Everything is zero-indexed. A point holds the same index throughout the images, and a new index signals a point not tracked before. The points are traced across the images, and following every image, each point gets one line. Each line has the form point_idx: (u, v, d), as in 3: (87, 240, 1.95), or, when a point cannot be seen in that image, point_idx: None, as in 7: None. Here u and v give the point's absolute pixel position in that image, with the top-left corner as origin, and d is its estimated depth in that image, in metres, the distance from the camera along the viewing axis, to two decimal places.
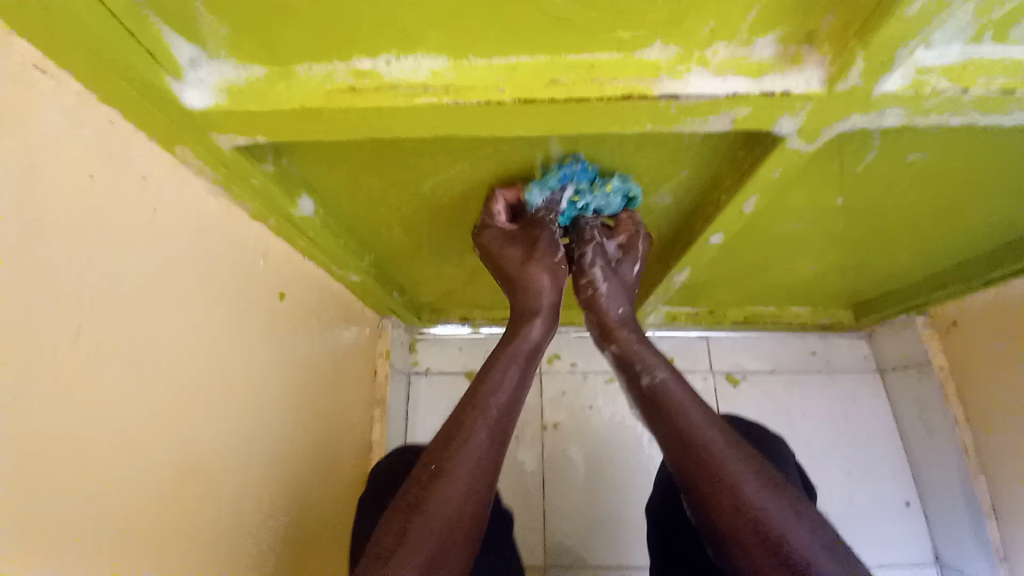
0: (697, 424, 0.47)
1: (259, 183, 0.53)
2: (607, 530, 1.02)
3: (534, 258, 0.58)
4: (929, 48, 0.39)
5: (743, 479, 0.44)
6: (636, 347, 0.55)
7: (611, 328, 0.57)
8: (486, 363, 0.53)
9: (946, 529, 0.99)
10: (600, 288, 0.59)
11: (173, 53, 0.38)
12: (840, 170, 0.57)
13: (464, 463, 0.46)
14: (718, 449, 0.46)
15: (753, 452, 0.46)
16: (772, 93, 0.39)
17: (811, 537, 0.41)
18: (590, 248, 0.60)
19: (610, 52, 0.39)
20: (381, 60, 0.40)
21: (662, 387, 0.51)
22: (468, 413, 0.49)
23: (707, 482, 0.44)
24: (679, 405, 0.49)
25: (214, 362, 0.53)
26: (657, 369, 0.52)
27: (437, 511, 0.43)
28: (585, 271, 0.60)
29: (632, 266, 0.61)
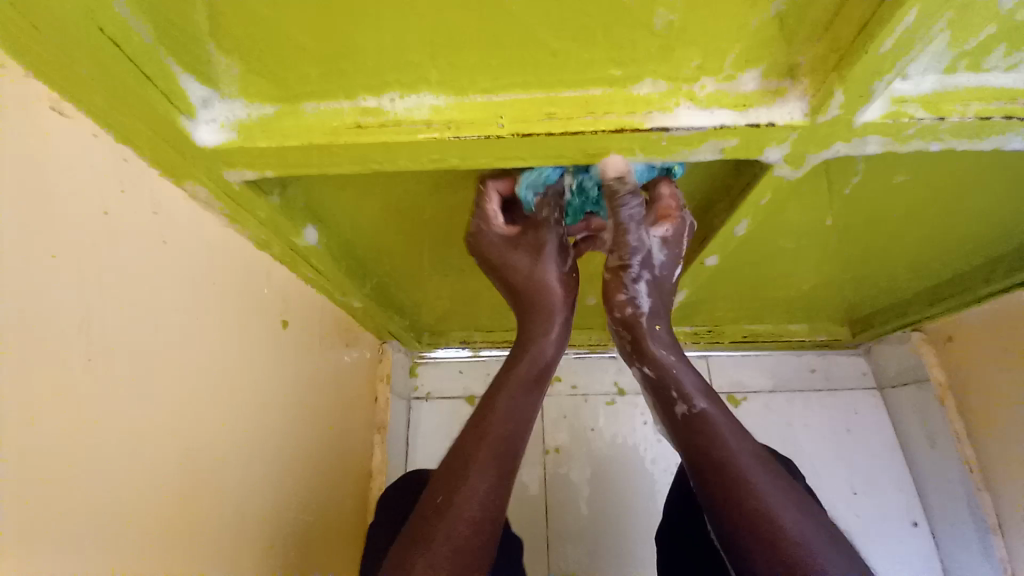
0: (736, 456, 0.47)
1: (265, 213, 0.55)
2: (612, 556, 1.00)
3: (541, 266, 0.58)
4: (906, 80, 0.41)
5: (783, 516, 0.43)
6: (669, 367, 0.53)
7: (646, 348, 0.54)
8: (495, 379, 0.54)
9: (955, 548, 0.98)
10: (642, 305, 0.55)
11: (186, 94, 0.40)
12: (829, 192, 0.59)
13: (482, 485, 0.46)
14: (755, 483, 0.45)
15: (788, 485, 0.46)
16: (757, 124, 0.41)
17: (848, 573, 0.41)
18: (635, 259, 0.54)
19: (603, 87, 0.41)
20: (386, 98, 0.42)
21: (700, 413, 0.50)
22: (486, 433, 0.49)
23: (743, 515, 0.44)
24: (716, 435, 0.48)
25: (220, 390, 0.54)
26: (694, 397, 0.51)
27: (456, 532, 0.43)
28: (627, 285, 0.55)
29: (673, 265, 0.57)
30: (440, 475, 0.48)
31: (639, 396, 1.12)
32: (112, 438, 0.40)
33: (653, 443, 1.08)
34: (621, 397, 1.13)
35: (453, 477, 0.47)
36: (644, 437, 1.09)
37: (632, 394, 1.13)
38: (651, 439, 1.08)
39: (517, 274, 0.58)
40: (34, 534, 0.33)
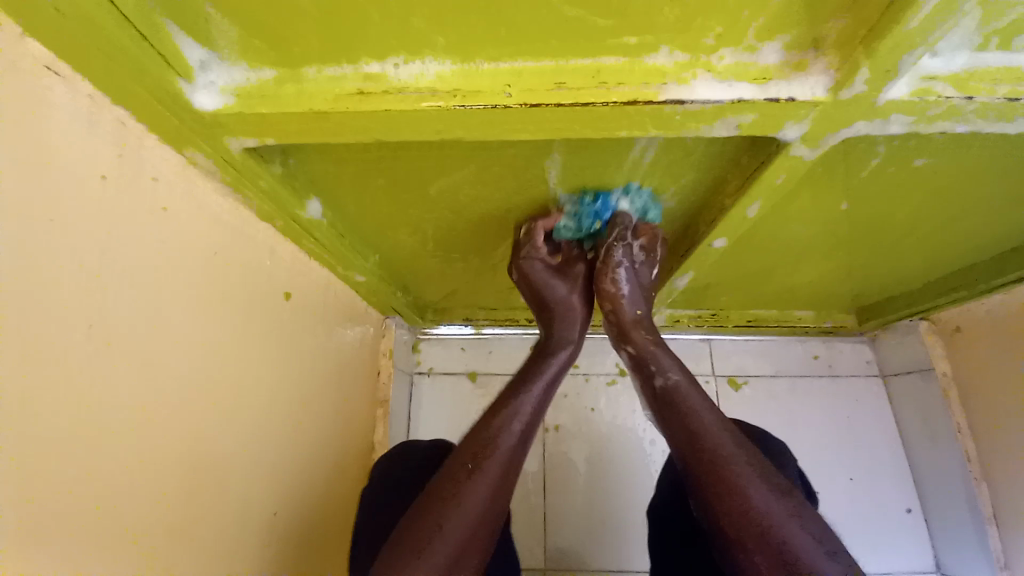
0: (706, 425, 0.50)
1: (266, 183, 0.54)
2: (608, 533, 1.02)
3: (571, 291, 0.66)
4: (936, 56, 0.39)
5: (746, 479, 0.45)
6: (650, 349, 0.58)
7: (628, 331, 0.61)
8: (496, 401, 0.56)
9: (946, 534, 0.99)
10: (624, 291, 0.62)
11: (185, 56, 0.39)
12: (845, 176, 0.57)
13: (478, 489, 0.49)
14: (723, 448, 0.48)
15: (761, 457, 0.48)
16: (776, 99, 0.39)
17: (806, 532, 0.43)
18: (619, 250, 0.62)
19: (616, 57, 0.39)
20: (389, 64, 0.40)
21: (675, 387, 0.54)
22: (501, 416, 0.54)
23: (708, 478, 0.47)
24: (689, 407, 0.52)
25: (222, 362, 0.54)
26: (670, 372, 0.56)
27: (474, 502, 0.48)
28: (611, 271, 0.62)
29: (651, 267, 0.65)
30: (437, 478, 0.51)
31: None
32: (113, 406, 0.40)
33: (652, 424, 1.09)
34: (622, 378, 1.13)
35: (469, 452, 0.51)
36: (644, 418, 1.09)
37: None
38: (650, 420, 1.09)
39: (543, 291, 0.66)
40: (34, 501, 0.34)
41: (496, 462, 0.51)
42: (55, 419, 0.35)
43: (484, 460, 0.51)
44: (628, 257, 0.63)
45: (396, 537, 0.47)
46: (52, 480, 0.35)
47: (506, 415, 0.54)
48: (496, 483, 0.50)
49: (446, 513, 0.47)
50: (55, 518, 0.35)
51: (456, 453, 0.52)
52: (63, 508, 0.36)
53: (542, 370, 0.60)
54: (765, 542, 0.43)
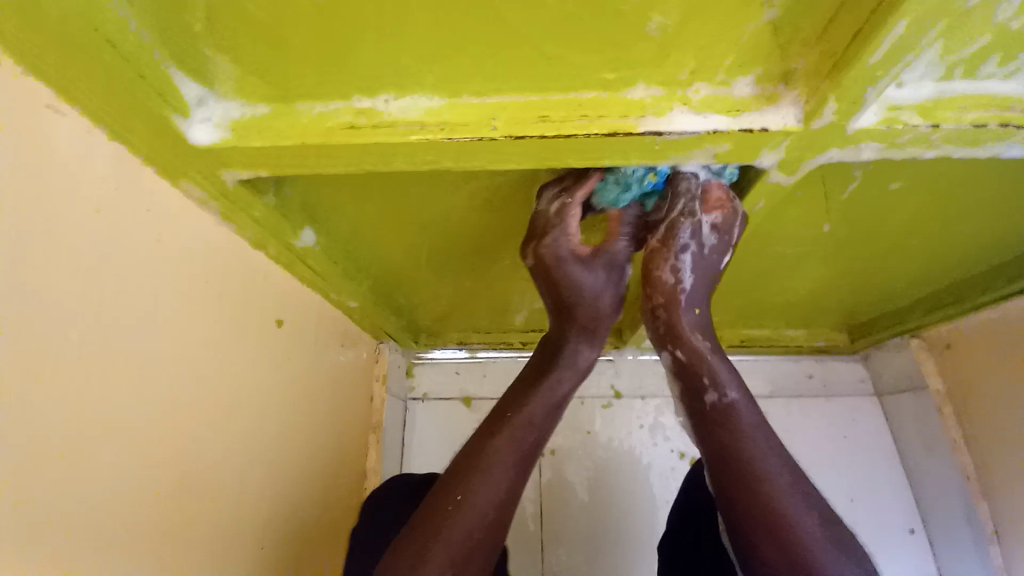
0: (759, 452, 0.49)
1: (260, 213, 0.55)
2: (608, 560, 1.00)
3: (604, 286, 0.59)
4: (900, 87, 0.41)
5: (800, 520, 0.45)
6: (705, 358, 0.55)
7: (681, 330, 0.56)
8: (514, 394, 0.57)
9: (950, 556, 0.97)
10: (684, 283, 0.57)
11: (181, 92, 0.41)
12: (826, 198, 0.59)
13: (486, 487, 0.49)
14: (775, 484, 0.47)
15: (811, 491, 0.48)
16: (751, 129, 0.41)
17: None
18: (684, 231, 0.55)
19: (597, 91, 0.41)
20: (379, 98, 0.42)
21: (730, 406, 0.52)
22: (518, 415, 0.54)
23: (751, 505, 0.46)
24: (742, 426, 0.50)
25: (215, 389, 0.54)
26: (728, 389, 0.53)
27: (482, 504, 0.48)
28: (672, 255, 0.56)
29: (723, 254, 0.57)
30: (450, 470, 0.51)
31: (635, 400, 1.12)
32: (105, 433, 0.40)
33: (649, 446, 1.08)
34: (618, 399, 1.13)
35: (482, 449, 0.52)
36: (641, 440, 1.09)
37: (628, 397, 1.13)
38: (647, 442, 1.08)
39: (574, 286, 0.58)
40: (20, 536, 0.33)
41: (505, 467, 0.51)
42: (43, 450, 0.35)
43: (495, 459, 0.51)
44: (698, 238, 0.55)
45: (404, 533, 0.48)
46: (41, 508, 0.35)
47: (520, 418, 0.54)
48: (504, 490, 0.50)
49: (452, 515, 0.47)
50: (42, 552, 0.35)
51: (470, 449, 0.52)
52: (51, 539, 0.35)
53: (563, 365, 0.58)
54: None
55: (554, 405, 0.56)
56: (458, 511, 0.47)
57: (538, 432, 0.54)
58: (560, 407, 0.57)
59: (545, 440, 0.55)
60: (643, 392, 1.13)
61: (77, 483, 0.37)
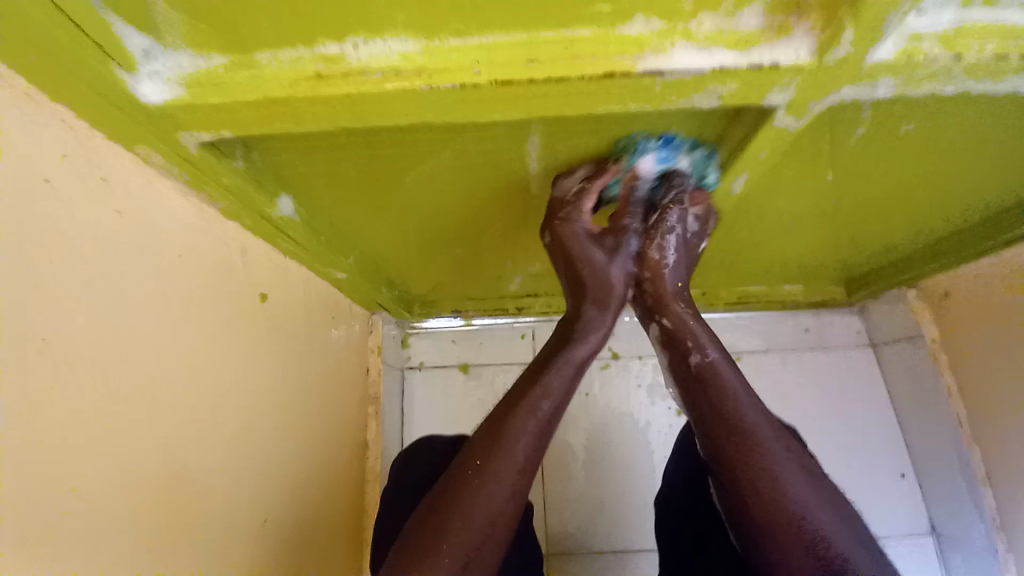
0: (745, 411, 0.48)
1: (230, 181, 0.51)
2: (609, 517, 1.02)
3: (611, 265, 0.57)
4: (921, 13, 0.37)
5: (787, 477, 0.45)
6: (689, 326, 0.55)
7: (666, 301, 0.58)
8: (513, 385, 0.53)
9: (939, 497, 1.01)
10: (668, 258, 0.59)
11: (124, 44, 0.36)
12: (831, 145, 0.56)
13: (486, 492, 0.46)
14: (767, 443, 0.47)
15: (797, 450, 0.48)
16: (759, 66, 0.37)
17: (847, 535, 0.43)
18: (674, 215, 0.58)
19: (589, 27, 0.37)
20: (347, 44, 0.38)
21: (713, 365, 0.52)
22: (519, 410, 0.50)
23: (742, 466, 0.46)
24: (727, 387, 0.50)
25: (198, 371, 0.52)
26: (708, 349, 0.53)
27: (497, 491, 0.46)
28: (659, 237, 0.58)
29: (700, 242, 0.61)
30: (450, 471, 0.48)
31: (633, 361, 1.12)
32: (76, 427, 0.38)
33: (647, 406, 1.09)
34: (615, 361, 1.12)
35: (490, 433, 0.49)
36: (639, 400, 1.09)
37: (626, 358, 1.12)
38: (645, 402, 1.09)
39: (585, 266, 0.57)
40: None
41: (519, 451, 0.48)
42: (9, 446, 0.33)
43: (497, 458, 0.47)
44: (684, 224, 0.59)
45: (403, 537, 0.46)
46: (8, 513, 0.33)
47: (533, 396, 0.50)
48: (510, 486, 0.47)
49: (448, 523, 0.44)
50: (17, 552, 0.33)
51: (469, 450, 0.49)
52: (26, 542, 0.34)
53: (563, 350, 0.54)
54: (807, 548, 0.42)
55: (560, 398, 0.51)
56: (457, 520, 0.44)
57: (540, 430, 0.49)
58: (565, 400, 0.52)
59: (549, 437, 0.50)
60: (640, 352, 1.13)
61: (48, 479, 0.35)
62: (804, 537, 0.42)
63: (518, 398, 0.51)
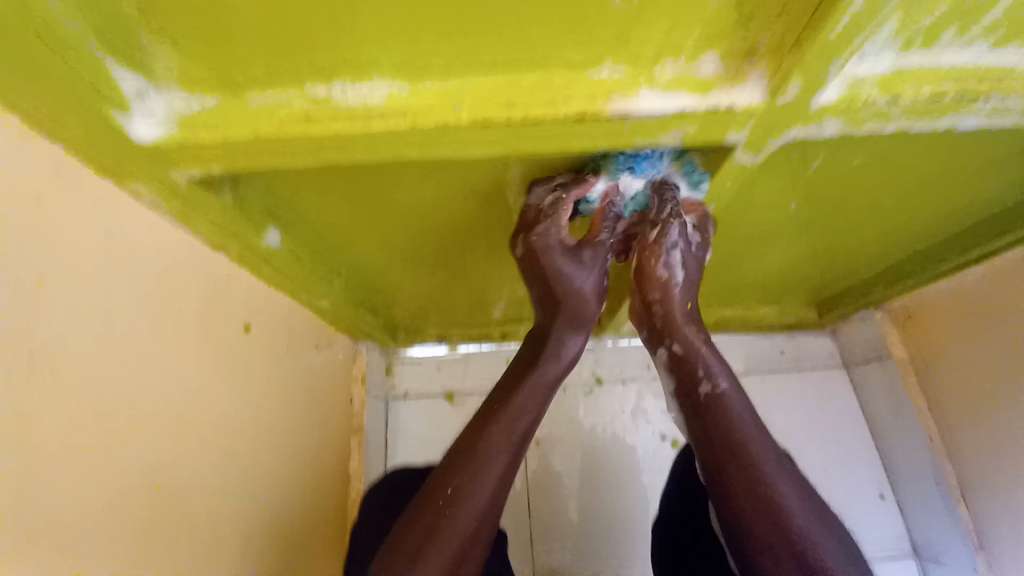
0: (752, 443, 0.49)
1: (218, 214, 0.52)
2: (598, 545, 1.01)
3: (588, 278, 0.59)
4: (862, 60, 0.41)
5: (794, 511, 0.46)
6: (698, 351, 0.56)
7: (676, 324, 0.58)
8: (496, 395, 0.54)
9: (919, 516, 1.03)
10: (676, 277, 0.59)
11: (119, 86, 0.37)
12: (792, 176, 0.60)
13: (468, 505, 0.47)
14: (774, 476, 0.47)
15: (804, 484, 0.48)
16: (716, 108, 0.41)
17: (843, 561, 0.44)
18: (674, 229, 0.57)
19: (563, 72, 0.40)
20: (337, 86, 0.40)
21: (722, 396, 0.53)
22: (501, 419, 0.51)
23: (750, 498, 0.47)
24: (735, 419, 0.51)
25: (183, 401, 0.51)
26: (718, 379, 0.54)
27: (471, 511, 0.46)
28: (665, 253, 0.58)
29: (703, 251, 0.60)
30: (432, 480, 0.49)
31: (617, 385, 1.13)
32: (61, 457, 0.37)
33: (632, 430, 1.09)
34: (600, 386, 1.13)
35: (465, 453, 0.49)
36: (624, 424, 1.10)
37: (610, 383, 1.14)
38: (630, 426, 1.09)
39: (560, 279, 0.58)
40: None
41: (494, 468, 0.49)
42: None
43: (478, 469, 0.48)
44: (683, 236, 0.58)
45: (386, 546, 0.46)
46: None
47: (508, 415, 0.51)
48: (489, 499, 0.48)
49: (430, 535, 0.45)
50: None
51: (452, 457, 0.50)
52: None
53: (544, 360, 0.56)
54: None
55: (537, 409, 0.53)
56: (439, 532, 0.45)
57: (520, 442, 0.51)
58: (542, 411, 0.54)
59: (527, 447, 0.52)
60: (624, 376, 1.14)
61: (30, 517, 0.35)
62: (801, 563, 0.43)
63: (494, 415, 0.52)
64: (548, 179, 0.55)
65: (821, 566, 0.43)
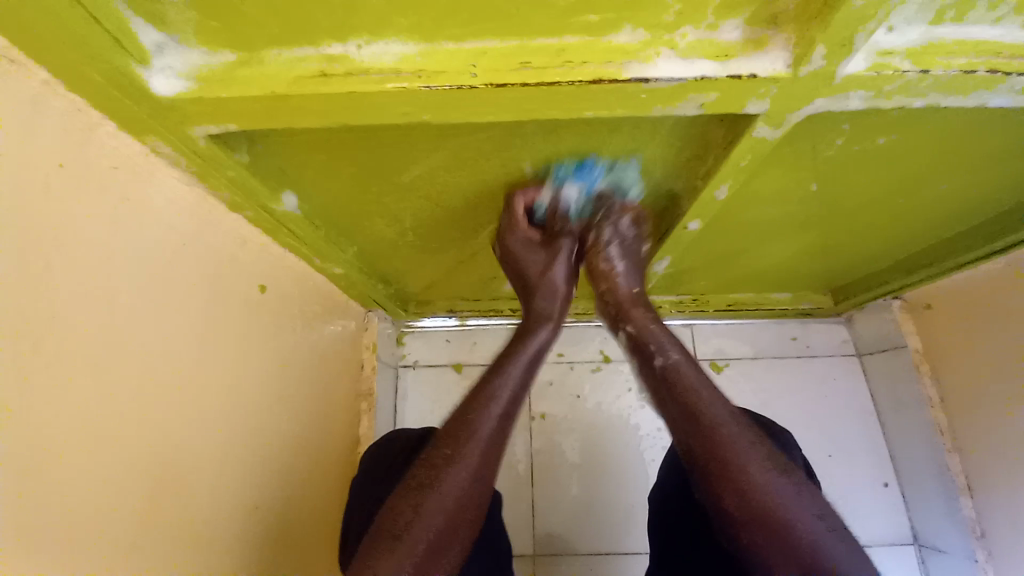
0: (708, 406, 0.49)
1: (234, 172, 0.53)
2: (596, 517, 1.03)
3: (555, 268, 0.64)
4: (891, 31, 0.40)
5: (755, 471, 0.45)
6: (651, 331, 0.57)
7: (627, 310, 0.60)
8: (472, 386, 0.55)
9: (920, 506, 1.02)
10: (617, 269, 0.62)
11: (139, 39, 0.38)
12: (812, 155, 0.58)
13: (441, 490, 0.47)
14: (732, 438, 0.47)
15: (767, 441, 0.48)
16: (738, 76, 0.40)
17: (821, 527, 0.43)
18: (607, 229, 0.63)
19: (580, 36, 0.39)
20: (351, 46, 0.40)
21: (675, 366, 0.53)
22: (478, 403, 0.52)
23: (712, 463, 0.47)
24: (689, 385, 0.51)
25: (195, 357, 0.53)
26: (670, 350, 0.55)
27: (447, 496, 0.47)
28: (602, 250, 0.63)
29: (642, 243, 0.65)
30: (415, 469, 0.49)
31: (624, 364, 1.14)
32: (72, 399, 0.39)
33: (637, 409, 1.10)
34: (606, 364, 1.14)
35: (445, 443, 0.50)
36: (628, 404, 1.11)
37: (616, 361, 1.14)
38: (634, 405, 1.10)
39: (532, 270, 0.65)
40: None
41: (476, 447, 0.50)
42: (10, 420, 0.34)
43: (463, 452, 0.49)
44: (619, 233, 0.63)
45: (369, 536, 0.47)
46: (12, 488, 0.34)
47: (485, 397, 0.53)
48: (468, 483, 0.48)
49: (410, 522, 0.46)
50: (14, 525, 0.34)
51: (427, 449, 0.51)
52: (12, 511, 0.34)
53: (526, 341, 0.60)
54: (782, 548, 0.43)
55: (511, 398, 0.54)
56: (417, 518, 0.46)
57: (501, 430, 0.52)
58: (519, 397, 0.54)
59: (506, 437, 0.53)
60: None
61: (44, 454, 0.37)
62: (775, 531, 0.43)
63: (478, 398, 0.53)
64: (522, 189, 0.61)
65: (789, 524, 0.43)
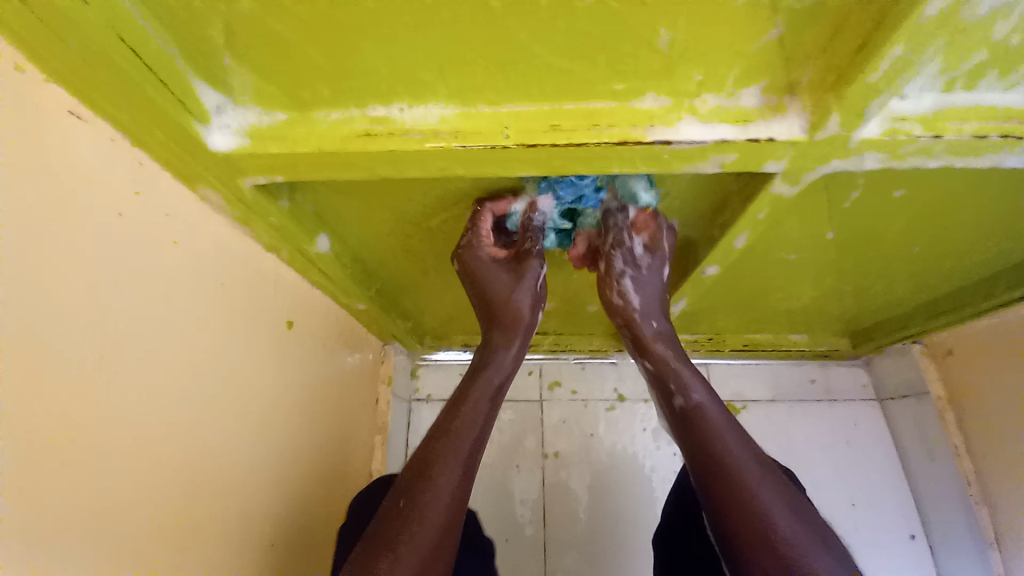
0: (730, 449, 0.48)
1: (276, 218, 0.56)
2: (609, 563, 1.00)
3: (517, 289, 0.59)
4: (903, 98, 0.42)
5: (778, 518, 0.43)
6: (671, 366, 0.56)
7: (644, 342, 0.59)
8: (444, 411, 0.53)
9: (951, 562, 0.98)
10: (631, 301, 0.60)
11: (201, 100, 0.41)
12: (829, 207, 0.60)
13: (414, 527, 0.44)
14: (754, 483, 0.45)
15: (786, 487, 0.46)
16: (757, 139, 0.42)
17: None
18: (619, 257, 0.60)
19: (607, 101, 0.42)
20: (394, 108, 0.43)
21: (699, 407, 0.51)
22: (448, 435, 0.50)
23: (734, 507, 0.44)
24: (713, 427, 0.49)
25: (228, 391, 0.55)
26: (692, 390, 0.53)
27: (420, 533, 0.44)
28: (615, 282, 0.60)
29: (663, 265, 0.61)
30: (388, 504, 0.47)
31: (638, 404, 1.13)
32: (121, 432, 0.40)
33: (652, 451, 1.09)
34: (621, 403, 1.13)
35: (414, 480, 0.47)
36: (643, 444, 1.09)
37: (632, 401, 1.14)
38: (649, 446, 1.09)
39: (491, 288, 0.60)
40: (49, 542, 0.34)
41: (447, 482, 0.47)
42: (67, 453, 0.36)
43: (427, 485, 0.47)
44: (632, 258, 0.60)
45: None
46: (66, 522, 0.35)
47: (457, 429, 0.50)
48: (444, 519, 0.45)
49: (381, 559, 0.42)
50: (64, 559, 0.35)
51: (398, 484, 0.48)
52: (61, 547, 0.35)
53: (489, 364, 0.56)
54: None
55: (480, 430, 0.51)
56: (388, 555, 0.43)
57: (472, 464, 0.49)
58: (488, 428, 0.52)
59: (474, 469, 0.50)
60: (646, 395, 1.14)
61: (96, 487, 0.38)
62: None
63: (447, 432, 0.50)
64: (492, 200, 0.59)
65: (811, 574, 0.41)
